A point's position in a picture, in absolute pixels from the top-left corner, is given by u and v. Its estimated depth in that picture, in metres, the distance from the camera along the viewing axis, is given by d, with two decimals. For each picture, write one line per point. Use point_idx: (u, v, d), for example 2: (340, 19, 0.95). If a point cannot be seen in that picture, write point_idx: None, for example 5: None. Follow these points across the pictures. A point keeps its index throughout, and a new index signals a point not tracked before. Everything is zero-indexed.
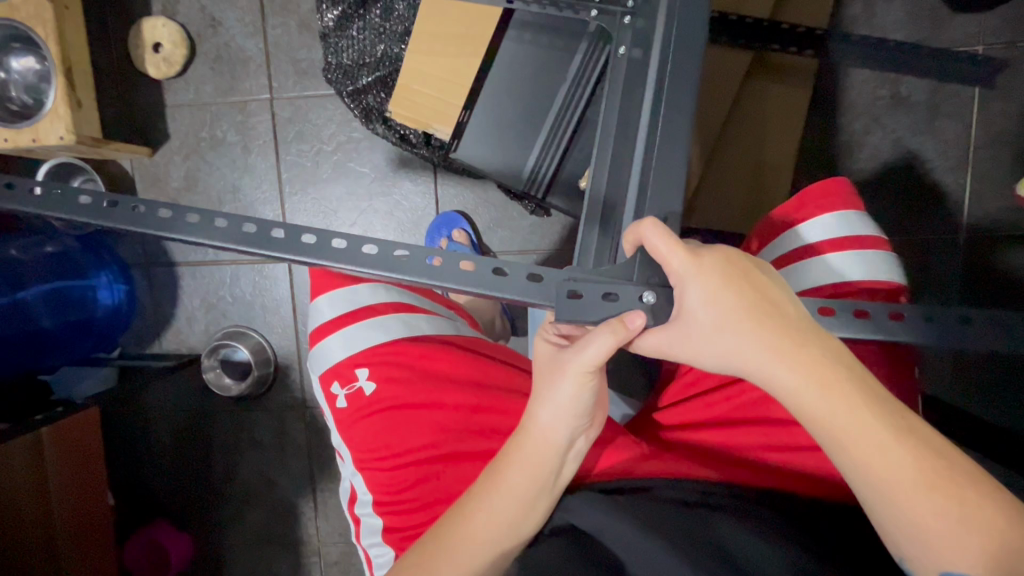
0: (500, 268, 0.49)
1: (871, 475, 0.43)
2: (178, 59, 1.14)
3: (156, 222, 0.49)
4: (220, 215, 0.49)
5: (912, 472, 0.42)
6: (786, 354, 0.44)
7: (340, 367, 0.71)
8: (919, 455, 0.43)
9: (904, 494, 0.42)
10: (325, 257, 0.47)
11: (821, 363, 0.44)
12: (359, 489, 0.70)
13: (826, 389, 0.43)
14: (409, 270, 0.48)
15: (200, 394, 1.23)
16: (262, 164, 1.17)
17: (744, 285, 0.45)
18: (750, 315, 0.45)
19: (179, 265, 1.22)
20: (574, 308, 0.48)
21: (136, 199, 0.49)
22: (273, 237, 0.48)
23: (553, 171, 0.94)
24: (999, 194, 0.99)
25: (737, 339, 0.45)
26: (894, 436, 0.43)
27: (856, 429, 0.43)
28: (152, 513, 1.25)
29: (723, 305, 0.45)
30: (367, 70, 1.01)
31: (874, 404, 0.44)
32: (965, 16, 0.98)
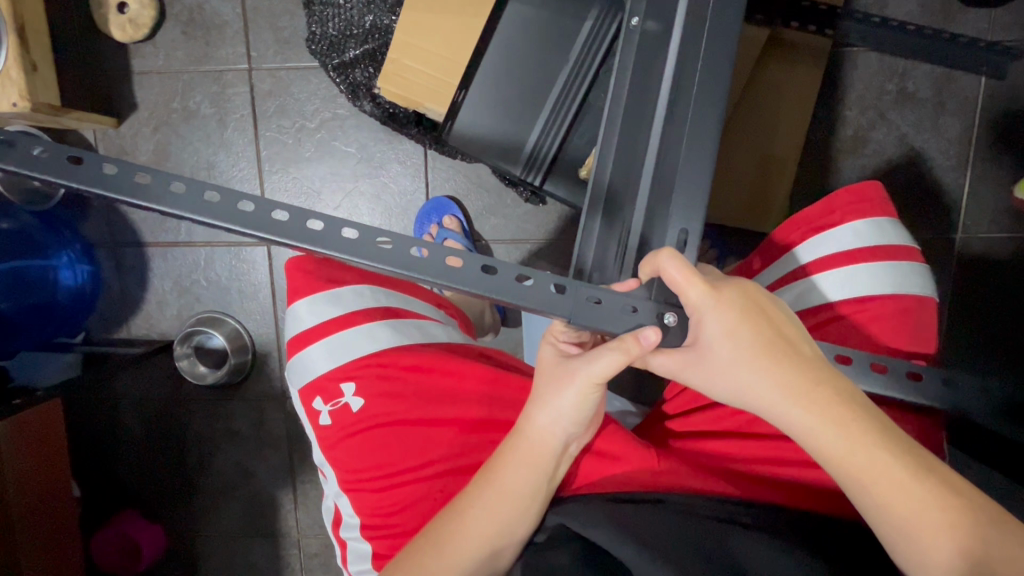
0: (523, 275, 0.45)
1: (894, 518, 0.41)
2: (146, 21, 1.05)
3: (130, 189, 0.43)
4: (212, 188, 0.43)
5: (938, 515, 0.41)
6: (805, 393, 0.43)
7: (324, 381, 0.66)
8: (943, 496, 0.41)
9: (931, 538, 0.40)
10: (334, 249, 0.43)
11: (839, 403, 0.43)
12: (344, 511, 0.66)
13: (847, 430, 0.42)
14: (426, 272, 0.43)
15: (172, 382, 1.16)
16: (239, 139, 1.09)
17: (759, 319, 0.44)
18: (765, 350, 0.43)
19: (149, 246, 1.14)
20: (595, 314, 0.45)
21: (106, 157, 0.43)
22: (274, 220, 0.43)
23: (554, 152, 0.90)
24: (995, 195, 0.99)
25: (752, 374, 0.43)
26: (916, 476, 0.41)
27: (878, 471, 0.41)
28: (119, 506, 1.19)
29: (740, 340, 0.43)
30: (355, 42, 0.95)
31: (895, 442, 0.42)
32: (975, 11, 0.97)
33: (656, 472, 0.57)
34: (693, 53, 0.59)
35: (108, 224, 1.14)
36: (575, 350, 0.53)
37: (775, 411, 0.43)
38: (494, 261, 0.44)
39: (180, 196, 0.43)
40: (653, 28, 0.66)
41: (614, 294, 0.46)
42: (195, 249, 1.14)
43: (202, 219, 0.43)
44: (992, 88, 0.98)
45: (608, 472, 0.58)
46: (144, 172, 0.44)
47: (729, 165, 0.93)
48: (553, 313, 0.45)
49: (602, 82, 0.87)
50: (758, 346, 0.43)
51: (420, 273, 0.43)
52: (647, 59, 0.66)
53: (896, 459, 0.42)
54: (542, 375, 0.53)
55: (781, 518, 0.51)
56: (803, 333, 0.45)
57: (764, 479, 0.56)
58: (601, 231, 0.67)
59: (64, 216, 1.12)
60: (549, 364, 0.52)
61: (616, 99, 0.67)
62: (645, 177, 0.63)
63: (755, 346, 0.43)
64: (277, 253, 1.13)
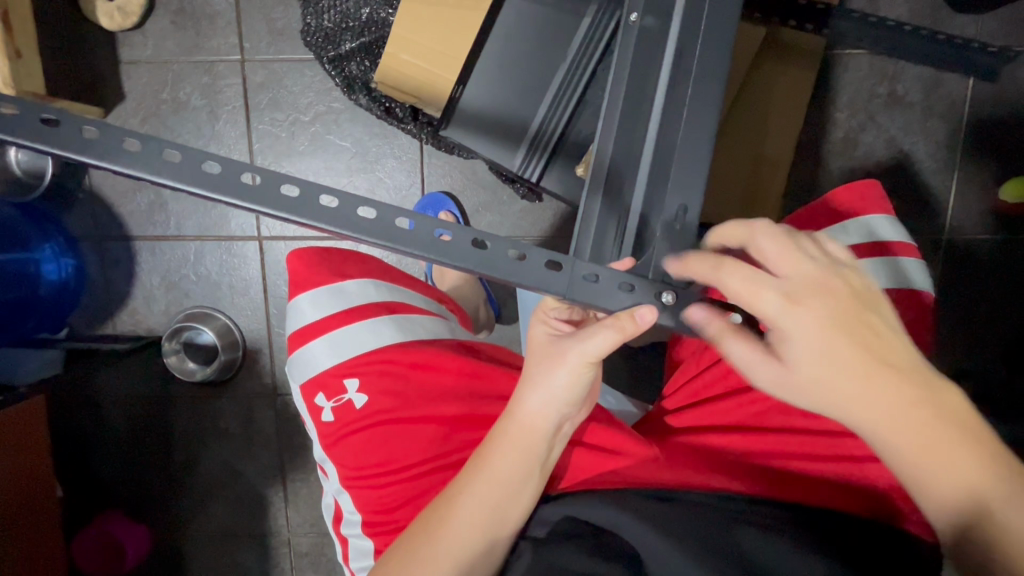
0: (517, 250, 0.46)
1: (942, 498, 0.39)
2: (135, 9, 1.03)
3: (81, 144, 0.44)
4: (172, 147, 0.44)
5: (991, 491, 0.38)
6: (850, 370, 0.40)
7: (327, 377, 0.65)
8: (999, 470, 0.38)
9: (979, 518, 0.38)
10: (312, 216, 0.44)
11: (889, 376, 0.40)
12: (345, 508, 0.65)
13: (898, 406, 0.40)
14: (412, 243, 0.45)
15: (159, 378, 1.14)
16: (231, 132, 1.07)
17: (809, 285, 0.41)
18: (848, 337, 0.40)
19: (136, 240, 1.12)
20: (589, 292, 0.47)
21: (55, 111, 0.44)
22: (242, 182, 0.44)
23: (559, 132, 0.89)
24: (978, 198, 1.02)
25: (831, 359, 0.40)
26: (972, 449, 0.39)
27: (932, 449, 0.39)
28: (103, 506, 1.17)
29: (796, 311, 0.41)
30: (350, 35, 0.93)
31: (952, 415, 0.39)
32: (963, 17, 0.99)
33: (651, 463, 0.58)
34: (694, 50, 0.59)
35: (93, 217, 1.11)
36: (565, 327, 0.54)
37: (819, 391, 0.41)
38: (482, 234, 0.46)
39: (138, 155, 0.44)
40: (653, 24, 0.66)
41: (610, 270, 0.48)
42: (184, 244, 1.11)
43: (163, 177, 0.44)
44: (979, 92, 1.00)
45: (605, 465, 0.60)
46: (94, 127, 0.44)
47: (724, 164, 0.93)
48: (546, 289, 0.47)
49: (599, 79, 0.87)
50: (811, 317, 0.41)
51: (402, 244, 0.45)
52: (644, 52, 0.66)
53: (952, 433, 0.39)
54: (534, 355, 0.54)
55: (778, 509, 0.52)
56: (854, 297, 0.42)
57: (764, 471, 0.57)
58: (601, 212, 0.66)
59: (47, 209, 1.09)
60: (541, 343, 0.54)
61: (615, 94, 0.67)
62: (645, 166, 0.63)
63: (804, 318, 0.41)
64: (269, 248, 1.11)
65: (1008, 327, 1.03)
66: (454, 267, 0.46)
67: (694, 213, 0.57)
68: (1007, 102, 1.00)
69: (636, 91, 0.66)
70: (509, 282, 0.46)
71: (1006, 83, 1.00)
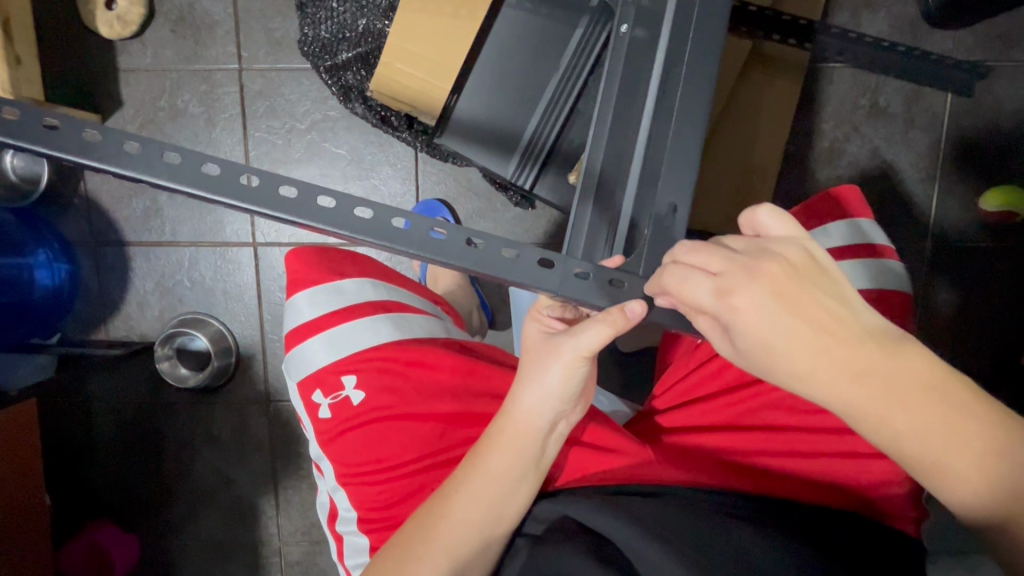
0: (510, 249, 0.48)
1: (933, 466, 0.41)
2: (135, 18, 1.05)
3: (81, 146, 0.45)
4: (172, 150, 0.46)
5: (979, 453, 0.40)
6: (812, 347, 0.39)
7: (324, 374, 0.66)
8: (982, 428, 0.40)
9: (980, 483, 0.40)
10: (312, 217, 0.46)
11: (847, 344, 0.40)
12: (340, 506, 0.66)
13: (862, 375, 0.39)
14: (409, 243, 0.46)
15: (150, 385, 1.13)
16: (227, 139, 1.09)
17: (748, 275, 0.40)
18: (784, 313, 0.39)
19: (131, 246, 1.12)
20: (582, 289, 0.49)
21: (52, 113, 0.45)
22: (241, 183, 0.46)
23: (552, 142, 0.91)
24: (960, 207, 1.05)
25: (777, 340, 0.39)
26: (944, 409, 0.40)
27: (907, 414, 0.40)
28: (92, 514, 1.15)
29: (740, 301, 0.40)
30: (347, 45, 0.95)
31: (914, 374, 0.40)
32: (941, 32, 1.03)
33: (645, 462, 0.59)
34: (679, 59, 0.62)
35: (88, 223, 1.12)
36: (559, 325, 0.55)
37: (788, 372, 0.40)
38: (476, 234, 0.48)
39: (137, 157, 0.45)
40: (641, 35, 0.69)
41: (601, 268, 0.50)
42: (179, 249, 1.12)
43: (160, 178, 0.45)
44: (958, 104, 1.04)
45: (598, 462, 0.61)
46: (94, 130, 0.46)
47: (713, 172, 0.96)
48: (540, 286, 0.48)
49: (591, 88, 0.89)
50: (754, 307, 0.39)
51: (399, 243, 0.46)
52: (633, 61, 0.68)
53: (918, 396, 0.40)
54: (529, 353, 0.55)
55: (767, 506, 0.53)
56: (799, 272, 0.41)
57: (755, 469, 0.58)
58: (592, 218, 0.68)
59: (42, 214, 1.10)
60: (534, 341, 0.55)
61: (606, 102, 0.69)
62: (633, 170, 0.65)
63: (754, 305, 0.39)
64: (264, 254, 1.12)
65: (990, 333, 1.05)
66: (451, 267, 0.47)
67: (684, 214, 0.57)
68: (985, 114, 1.04)
69: (624, 97, 0.68)
70: (504, 281, 0.48)
71: (984, 96, 1.03)
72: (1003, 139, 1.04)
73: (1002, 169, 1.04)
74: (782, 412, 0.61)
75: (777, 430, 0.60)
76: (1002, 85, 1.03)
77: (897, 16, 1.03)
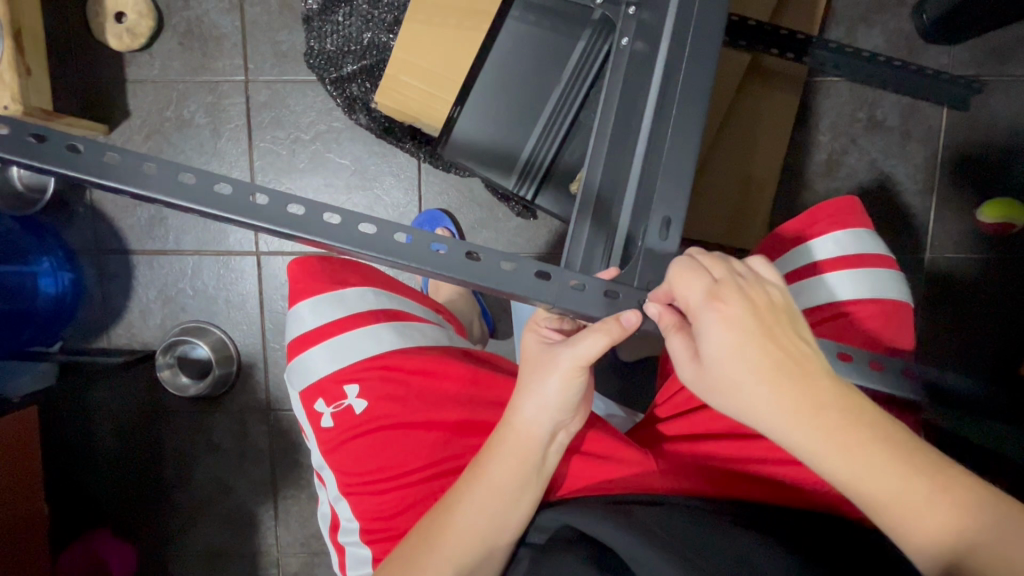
0: (509, 262, 0.49)
1: (887, 516, 0.40)
2: (144, 30, 1.06)
3: (100, 168, 0.46)
4: (188, 170, 0.47)
5: (933, 508, 0.38)
6: (767, 373, 0.41)
7: (327, 383, 0.66)
8: (950, 496, 0.38)
9: (947, 550, 0.38)
10: (321, 234, 0.46)
11: (806, 379, 0.41)
12: (342, 516, 0.66)
13: (818, 412, 0.40)
14: (414, 257, 0.47)
15: (150, 393, 1.13)
16: (233, 149, 1.10)
17: (716, 293, 0.43)
18: (744, 331, 0.42)
19: (135, 253, 1.13)
20: (578, 299, 0.50)
21: (72, 136, 0.46)
22: (251, 203, 0.46)
23: (551, 156, 0.92)
24: (958, 218, 1.06)
25: (734, 354, 0.42)
26: (902, 468, 0.39)
27: (857, 462, 0.39)
28: (89, 524, 1.15)
29: (711, 313, 0.43)
30: (352, 58, 0.97)
31: (876, 430, 0.40)
32: (937, 47, 1.04)
33: (645, 471, 0.59)
34: (677, 73, 0.63)
35: (94, 231, 1.12)
36: (556, 336, 0.55)
37: (746, 397, 0.42)
38: (476, 247, 0.48)
39: (153, 178, 0.46)
40: (642, 49, 0.70)
41: (597, 279, 0.51)
42: (182, 258, 1.13)
43: (176, 199, 0.46)
44: (953, 118, 1.05)
45: (598, 471, 0.61)
46: (114, 152, 0.46)
47: (713, 183, 0.97)
48: (538, 299, 0.49)
49: (592, 101, 0.91)
50: (723, 321, 0.42)
51: (404, 259, 0.47)
52: (633, 74, 0.70)
53: (876, 449, 0.39)
54: (527, 363, 0.55)
55: (767, 514, 0.53)
56: (773, 310, 0.43)
57: (753, 479, 0.58)
58: (590, 232, 0.69)
59: (47, 222, 1.11)
60: (533, 351, 0.55)
61: (608, 114, 0.70)
62: (632, 182, 0.66)
63: (719, 320, 0.42)
64: (266, 262, 1.12)
65: (987, 344, 1.06)
66: (453, 282, 0.48)
67: (678, 226, 0.58)
68: (981, 127, 1.05)
69: (624, 109, 0.69)
70: (504, 294, 0.49)
71: (980, 108, 1.05)
72: (1000, 151, 1.05)
73: (1000, 180, 1.05)
74: None
75: None
76: (997, 100, 1.05)
77: (893, 31, 1.05)
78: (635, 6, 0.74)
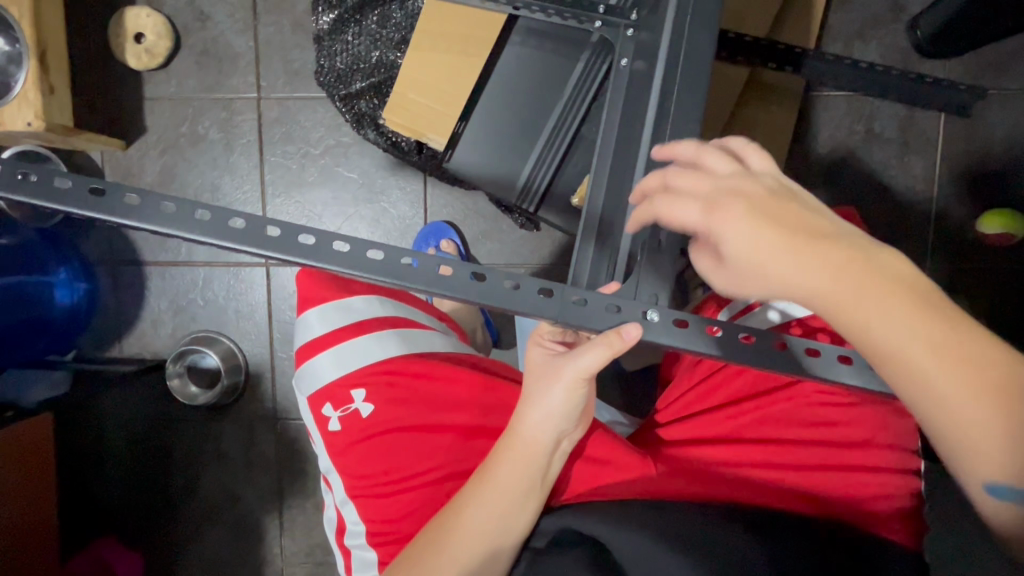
0: (511, 280, 0.47)
1: (967, 444, 0.40)
2: (161, 51, 1.10)
3: (128, 210, 0.47)
4: (204, 208, 0.47)
5: (983, 385, 0.39)
6: (863, 283, 0.40)
7: (334, 388, 0.68)
8: (994, 370, 0.39)
9: (993, 427, 0.38)
10: (327, 261, 0.46)
11: (892, 284, 0.40)
12: (348, 519, 0.66)
13: (878, 303, 0.40)
14: (418, 281, 0.47)
15: (161, 401, 1.15)
16: (245, 164, 1.13)
17: (772, 207, 0.42)
18: (773, 214, 0.41)
19: (148, 265, 1.16)
20: (579, 314, 0.47)
21: (99, 181, 0.47)
22: (268, 234, 0.47)
23: (552, 174, 0.94)
24: (959, 229, 1.07)
25: (773, 235, 0.41)
26: (964, 355, 0.39)
27: (907, 340, 0.39)
28: (98, 533, 1.16)
29: (758, 218, 0.41)
30: (360, 75, 1.01)
31: (932, 313, 0.40)
32: (932, 61, 1.06)
33: (648, 476, 0.59)
34: (674, 90, 0.65)
35: (110, 244, 1.16)
36: (560, 348, 0.57)
37: (794, 279, 0.41)
38: (479, 267, 0.47)
39: (174, 216, 0.47)
40: (641, 66, 0.72)
41: (599, 294, 0.48)
42: (194, 269, 1.15)
43: (196, 235, 0.47)
44: (950, 131, 1.07)
45: (601, 476, 0.61)
46: (137, 194, 0.48)
47: None
48: (541, 316, 0.47)
49: (594, 116, 0.92)
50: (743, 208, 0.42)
51: (409, 282, 0.46)
52: (633, 91, 0.72)
53: (965, 355, 0.39)
54: (532, 374, 0.57)
55: (771, 519, 0.53)
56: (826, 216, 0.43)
57: (755, 483, 0.58)
58: (594, 255, 0.70)
59: (65, 235, 1.14)
60: (538, 363, 0.57)
61: (610, 128, 0.72)
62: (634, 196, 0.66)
63: (789, 232, 0.41)
64: (276, 273, 1.15)
65: None
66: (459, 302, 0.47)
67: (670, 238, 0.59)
68: (979, 138, 1.06)
69: (625, 122, 0.71)
70: (506, 313, 0.47)
71: (977, 120, 1.06)
72: (999, 162, 1.06)
73: (999, 192, 1.06)
74: (782, 426, 0.61)
75: (779, 442, 0.60)
76: (994, 112, 1.06)
77: (888, 46, 1.07)
78: (633, 27, 0.76)
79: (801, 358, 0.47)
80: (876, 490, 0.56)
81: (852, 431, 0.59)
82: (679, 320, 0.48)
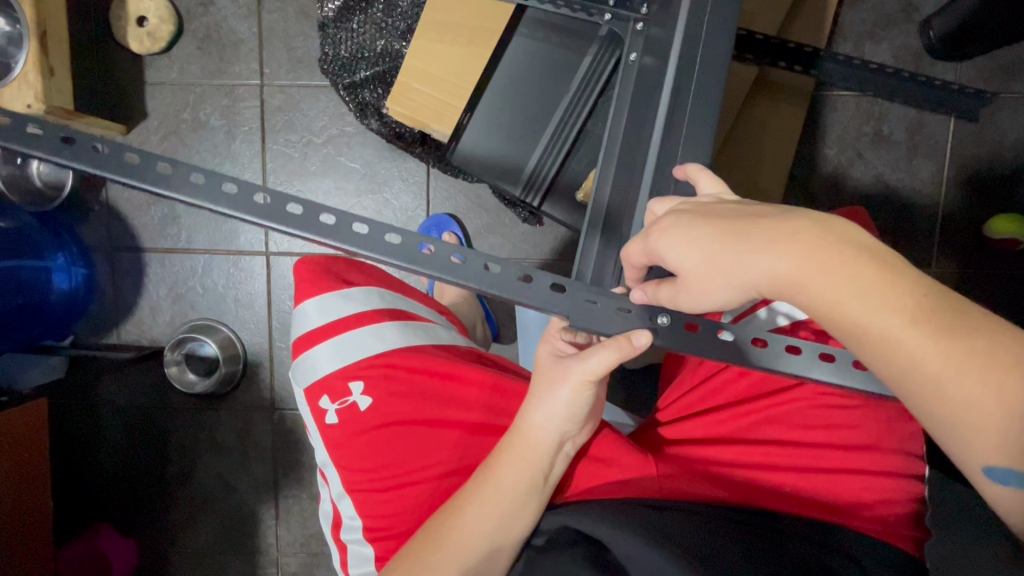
0: (525, 273, 0.45)
1: (968, 432, 0.37)
2: (164, 35, 1.09)
3: (156, 179, 0.43)
4: (231, 182, 0.44)
5: (969, 360, 0.36)
6: (832, 269, 0.38)
7: (331, 381, 0.67)
8: (981, 342, 0.36)
9: (980, 406, 0.36)
10: (344, 242, 0.43)
11: (859, 261, 0.38)
12: (344, 514, 0.66)
13: (847, 281, 0.38)
14: (433, 266, 0.44)
15: (159, 388, 1.15)
16: (246, 151, 1.12)
17: (718, 215, 0.44)
18: (718, 221, 0.43)
19: (146, 251, 1.15)
20: (587, 315, 0.46)
21: (131, 146, 0.44)
22: (287, 212, 0.43)
23: (553, 174, 0.93)
24: (963, 234, 1.06)
25: (718, 236, 0.42)
26: (947, 328, 0.37)
27: (884, 317, 0.37)
28: (92, 518, 1.16)
29: (700, 235, 0.43)
30: (365, 64, 0.99)
31: (908, 288, 0.38)
32: (945, 64, 1.05)
33: (647, 477, 0.59)
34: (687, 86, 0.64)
35: (109, 229, 1.14)
36: (570, 349, 0.55)
37: (756, 267, 0.40)
38: (492, 258, 0.45)
39: (199, 186, 0.43)
40: (650, 63, 0.70)
41: (611, 295, 0.47)
42: (193, 257, 1.14)
43: (219, 209, 0.43)
44: (960, 135, 1.05)
45: (603, 476, 0.61)
46: (167, 163, 0.44)
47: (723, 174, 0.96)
48: (552, 312, 0.45)
49: (600, 111, 0.91)
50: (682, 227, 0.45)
51: (424, 268, 0.43)
52: (642, 87, 0.70)
53: (949, 326, 0.37)
54: (539, 374, 0.56)
55: (759, 522, 0.53)
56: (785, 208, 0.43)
57: (750, 484, 0.57)
58: (600, 248, 0.68)
59: (63, 218, 1.13)
60: (545, 362, 0.56)
61: (617, 123, 0.70)
62: (642, 193, 0.65)
63: (744, 231, 0.42)
64: (275, 263, 1.14)
65: None
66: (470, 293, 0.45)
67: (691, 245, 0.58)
68: (988, 143, 1.05)
69: (635, 118, 0.70)
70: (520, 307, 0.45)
71: (987, 124, 1.05)
72: (1007, 167, 1.05)
73: (1005, 198, 1.05)
74: (784, 429, 0.60)
75: (781, 446, 0.59)
76: (1004, 116, 1.05)
77: (900, 47, 1.06)
78: (643, 20, 0.73)
79: (814, 362, 0.46)
80: (875, 495, 0.56)
81: (858, 436, 0.59)
82: (689, 323, 0.46)
